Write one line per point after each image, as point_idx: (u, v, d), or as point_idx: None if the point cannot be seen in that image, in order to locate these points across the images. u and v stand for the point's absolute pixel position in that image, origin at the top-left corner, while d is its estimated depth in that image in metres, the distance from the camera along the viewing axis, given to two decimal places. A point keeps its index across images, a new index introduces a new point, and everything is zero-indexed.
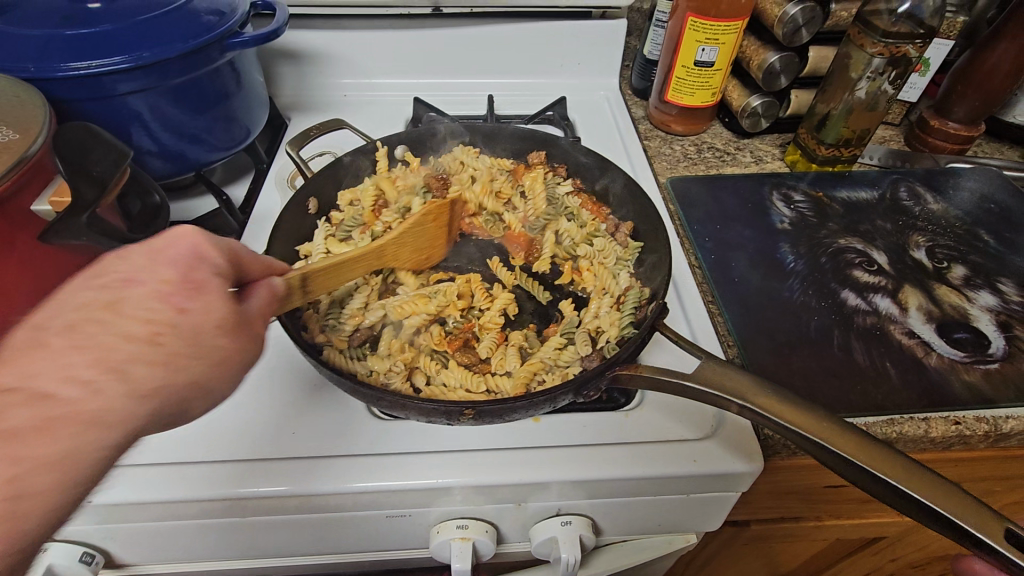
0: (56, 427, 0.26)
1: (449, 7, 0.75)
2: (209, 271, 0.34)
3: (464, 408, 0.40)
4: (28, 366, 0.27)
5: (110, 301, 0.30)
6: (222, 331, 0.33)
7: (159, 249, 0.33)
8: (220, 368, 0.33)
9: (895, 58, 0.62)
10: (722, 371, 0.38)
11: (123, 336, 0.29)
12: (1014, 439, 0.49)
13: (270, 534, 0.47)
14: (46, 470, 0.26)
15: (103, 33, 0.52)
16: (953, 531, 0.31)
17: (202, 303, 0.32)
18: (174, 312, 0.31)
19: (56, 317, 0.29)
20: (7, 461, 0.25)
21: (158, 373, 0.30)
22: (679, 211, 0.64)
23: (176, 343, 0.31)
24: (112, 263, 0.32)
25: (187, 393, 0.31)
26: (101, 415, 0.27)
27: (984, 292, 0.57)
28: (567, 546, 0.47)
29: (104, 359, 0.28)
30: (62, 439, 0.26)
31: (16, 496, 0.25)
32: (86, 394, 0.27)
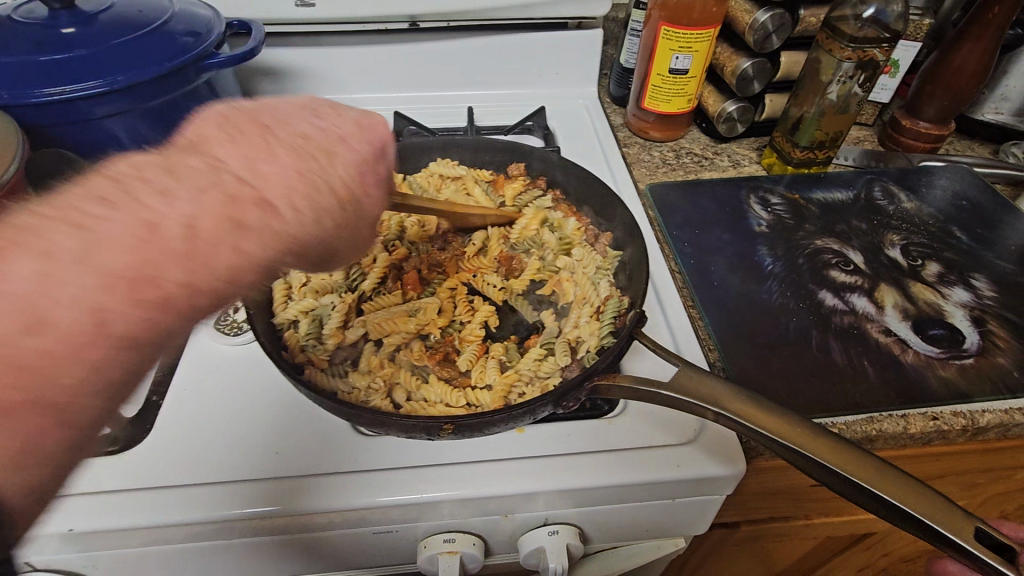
0: (272, 237, 0.29)
1: (426, 21, 0.78)
2: (385, 170, 0.38)
3: (443, 423, 0.40)
4: (252, 166, 0.30)
5: (323, 146, 0.34)
6: (376, 225, 0.37)
7: (365, 126, 0.37)
8: (354, 255, 0.36)
9: (864, 62, 0.64)
10: (698, 380, 0.39)
11: (329, 184, 0.32)
12: (991, 432, 0.50)
13: (256, 554, 0.47)
14: (242, 271, 0.28)
15: (78, 58, 0.52)
16: (920, 530, 0.32)
17: (378, 194, 0.36)
18: (362, 190, 0.35)
19: (281, 138, 0.33)
20: (230, 248, 0.28)
21: (332, 230, 0.33)
22: (658, 217, 0.65)
23: (353, 214, 0.34)
24: (331, 114, 0.37)
25: (322, 262, 0.34)
26: (293, 236, 0.30)
27: (958, 288, 0.58)
28: (554, 555, 0.48)
29: (310, 200, 0.31)
30: (266, 247, 0.29)
31: (227, 281, 0.28)
32: (295, 218, 0.30)
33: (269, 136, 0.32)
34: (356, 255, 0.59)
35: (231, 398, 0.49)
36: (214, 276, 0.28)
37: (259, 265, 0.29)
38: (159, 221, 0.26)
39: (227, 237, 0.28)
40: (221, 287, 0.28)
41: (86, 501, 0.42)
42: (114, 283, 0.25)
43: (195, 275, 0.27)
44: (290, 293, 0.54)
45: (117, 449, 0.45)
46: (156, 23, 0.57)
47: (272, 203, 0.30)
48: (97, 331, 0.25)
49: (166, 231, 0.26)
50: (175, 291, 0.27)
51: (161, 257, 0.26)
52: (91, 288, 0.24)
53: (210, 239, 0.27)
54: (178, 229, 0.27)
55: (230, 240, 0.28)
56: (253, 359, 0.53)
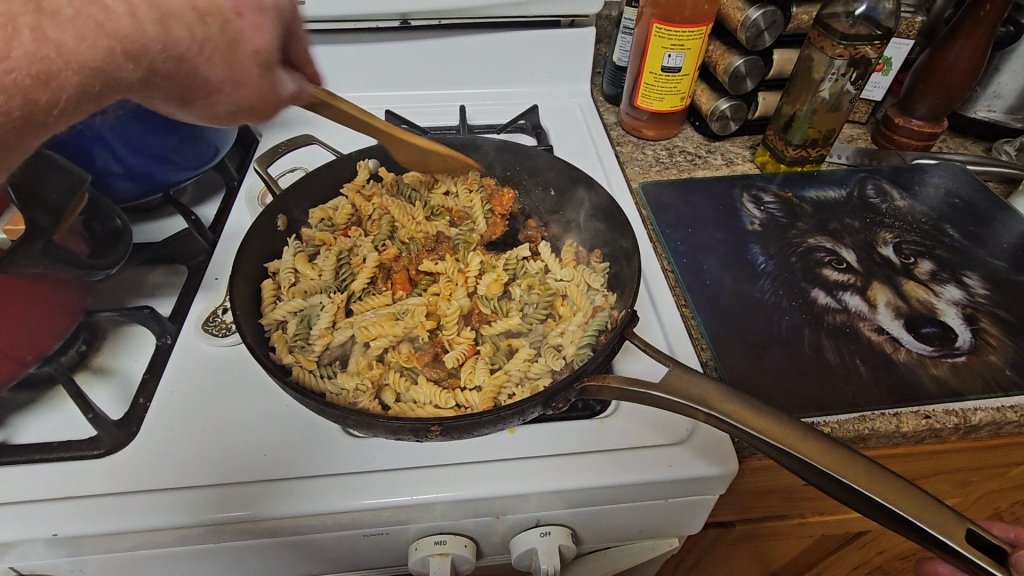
0: (95, 27, 0.27)
1: (417, 20, 0.77)
2: (268, 1, 0.35)
3: (430, 425, 0.40)
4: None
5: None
6: (260, 63, 0.35)
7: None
8: (233, 88, 0.35)
9: (855, 60, 0.63)
10: (690, 381, 0.39)
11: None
12: (984, 430, 0.50)
13: (243, 558, 0.47)
14: (62, 67, 0.27)
15: None
16: (913, 532, 0.32)
17: (256, 25, 0.34)
18: (230, 11, 0.32)
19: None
20: (33, 27, 0.25)
21: (189, 41, 0.31)
22: (651, 216, 0.65)
23: (219, 35, 0.32)
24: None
25: (184, 78, 0.33)
26: (128, 37, 0.28)
27: (950, 286, 0.58)
28: (546, 557, 0.47)
29: (149, 1, 0.28)
30: (92, 46, 0.27)
31: (41, 76, 0.26)
32: (125, 11, 0.28)
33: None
34: (345, 255, 0.58)
35: (219, 400, 0.49)
36: (22, 68, 0.25)
37: (84, 65, 0.27)
38: None
39: (28, 13, 0.25)
40: (35, 88, 0.26)
41: (72, 505, 0.42)
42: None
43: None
44: (279, 293, 0.53)
45: (100, 452, 0.44)
46: None
47: None
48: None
49: None
50: None
51: None
52: None
53: (6, 19, 0.24)
54: None
55: (35, 23, 0.25)
56: (243, 360, 0.52)
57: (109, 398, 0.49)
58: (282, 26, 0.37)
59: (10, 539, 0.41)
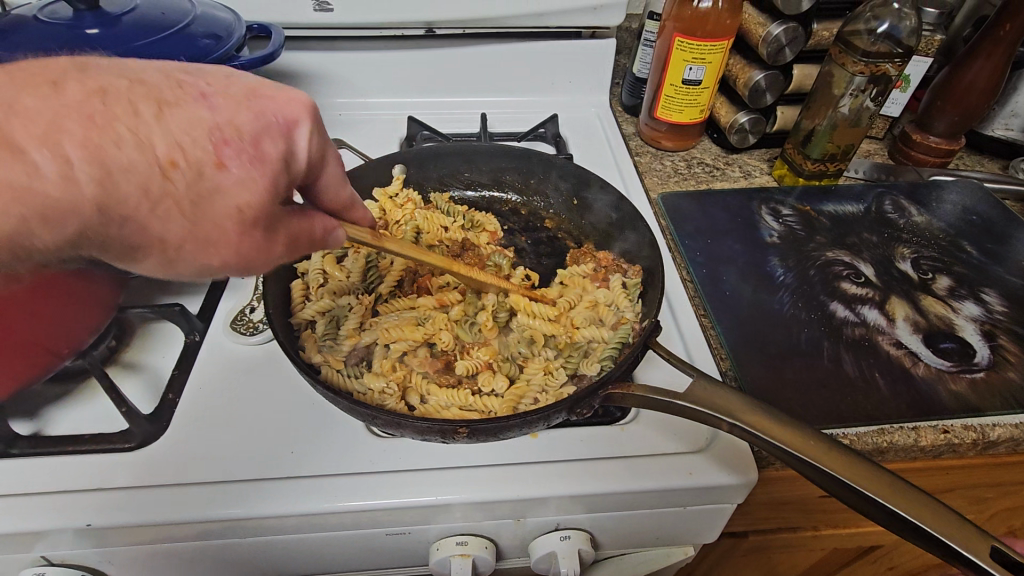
0: (10, 196, 0.24)
1: (442, 28, 0.78)
2: (278, 151, 0.31)
3: (457, 427, 0.40)
4: (11, 103, 0.25)
5: (166, 96, 0.28)
6: (235, 218, 0.30)
7: (257, 93, 0.31)
8: (198, 245, 0.30)
9: (876, 77, 0.64)
10: (714, 391, 0.40)
11: (143, 143, 0.26)
12: (1001, 447, 0.50)
13: (267, 554, 0.47)
14: None
15: (102, 59, 0.53)
16: (936, 547, 0.32)
17: (243, 174, 0.29)
18: (210, 163, 0.28)
19: (92, 76, 0.27)
20: None
21: (139, 201, 0.27)
22: (670, 226, 0.66)
23: (184, 187, 0.28)
24: (212, 76, 0.31)
25: (133, 235, 0.28)
26: (60, 205, 0.25)
27: (969, 303, 0.58)
28: (566, 560, 0.48)
29: (103, 162, 0.26)
30: (0, 212, 0.24)
31: None
32: (59, 179, 0.25)
33: (77, 74, 0.27)
34: (372, 258, 0.59)
35: (247, 398, 0.50)
36: None
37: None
38: None
39: None
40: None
41: (102, 496, 0.43)
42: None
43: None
44: (307, 293, 0.55)
45: (132, 446, 0.45)
46: (178, 26, 0.58)
47: (23, 151, 0.24)
48: None
49: None
50: None
51: None
52: None
53: None
54: None
55: None
56: (270, 359, 0.53)
57: (139, 393, 0.50)
58: (299, 174, 0.33)
59: (43, 527, 0.41)
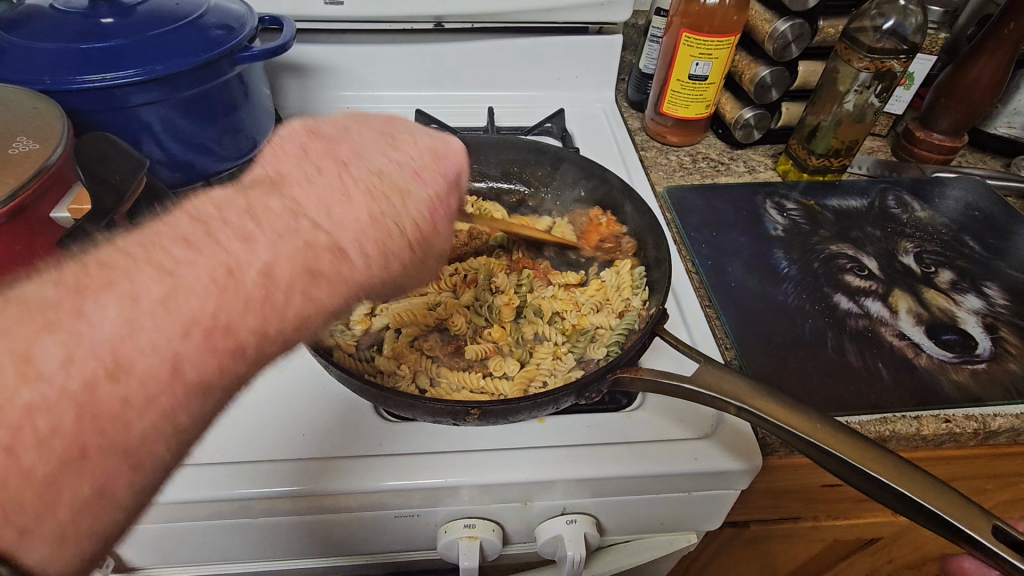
0: (345, 284, 0.29)
1: (451, 22, 0.79)
2: (459, 202, 0.36)
3: (469, 408, 0.41)
4: (328, 210, 0.29)
5: (396, 182, 0.32)
6: (437, 259, 0.37)
7: (439, 155, 0.35)
8: (415, 282, 0.36)
9: (881, 73, 0.65)
10: (719, 375, 0.40)
11: (402, 229, 0.31)
12: (1001, 437, 0.51)
13: (278, 535, 0.48)
14: (314, 318, 0.29)
15: (116, 47, 0.54)
16: (941, 527, 0.33)
17: (447, 229, 0.35)
18: (433, 231, 0.34)
19: (357, 175, 0.31)
20: (303, 294, 0.28)
21: (398, 269, 0.32)
22: (676, 218, 0.66)
23: (421, 252, 0.34)
24: (407, 141, 0.34)
25: (382, 294, 0.34)
26: (360, 282, 0.30)
27: (970, 296, 0.59)
28: (572, 544, 0.48)
29: (381, 245, 0.31)
30: (335, 296, 0.29)
31: (299, 325, 0.28)
32: (365, 263, 0.30)
33: (345, 174, 0.31)
34: None
35: (258, 382, 0.50)
36: (288, 322, 0.28)
37: (327, 312, 0.29)
38: (241, 266, 0.26)
39: (297, 285, 0.28)
40: (305, 327, 0.29)
41: None
42: (183, 334, 0.24)
43: (267, 322, 0.27)
44: None
45: None
46: (192, 16, 0.59)
47: (344, 252, 0.29)
48: (173, 377, 0.24)
49: (248, 280, 0.26)
50: (248, 337, 0.27)
51: (236, 305, 0.26)
52: (169, 335, 0.24)
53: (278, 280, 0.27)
54: (257, 275, 0.26)
55: (303, 289, 0.28)
56: None
57: None
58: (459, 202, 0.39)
59: None
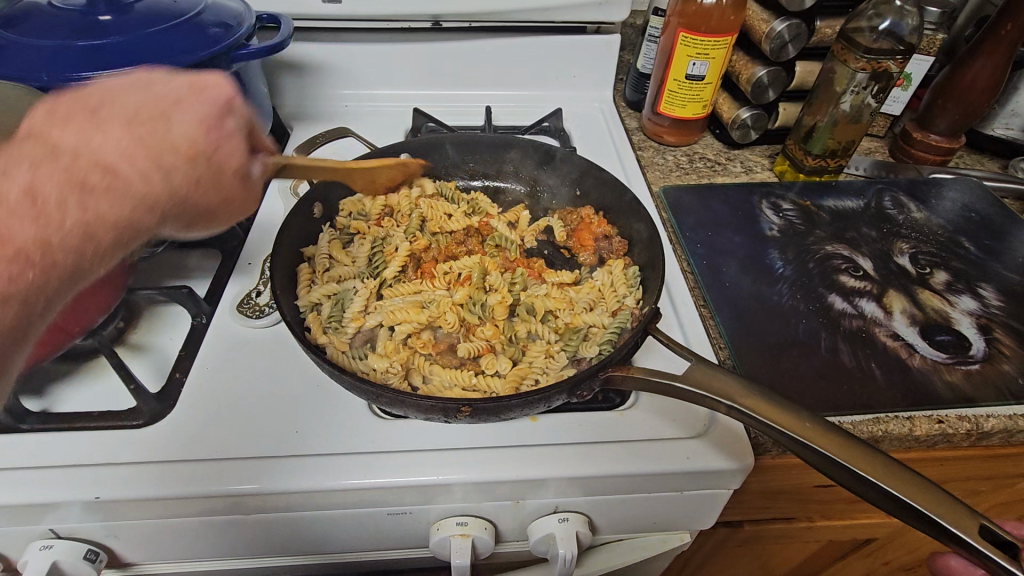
0: (121, 194, 0.35)
1: (449, 21, 0.79)
2: (237, 124, 0.41)
3: (460, 406, 0.41)
4: (86, 140, 0.34)
5: (162, 110, 0.38)
6: (236, 176, 0.41)
7: (199, 86, 0.40)
8: (220, 203, 0.41)
9: (878, 73, 0.65)
10: (710, 375, 0.40)
11: (172, 146, 0.37)
12: (994, 438, 0.51)
13: (270, 531, 0.48)
14: (99, 226, 0.34)
15: (114, 44, 0.54)
16: (930, 527, 0.33)
17: (229, 147, 0.40)
18: (208, 147, 0.39)
19: (116, 112, 0.36)
20: (79, 205, 0.33)
21: (184, 183, 0.38)
22: (672, 218, 0.66)
23: (205, 167, 0.39)
24: (163, 82, 0.39)
25: (185, 211, 0.39)
26: (143, 196, 0.36)
27: (965, 297, 0.59)
28: (564, 542, 0.49)
29: (152, 160, 0.36)
30: (117, 206, 0.35)
31: (84, 236, 0.34)
32: (138, 177, 0.35)
33: (101, 113, 0.36)
34: (378, 245, 0.60)
35: (252, 379, 0.50)
36: (70, 233, 0.33)
37: (118, 222, 0.35)
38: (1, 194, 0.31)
39: (74, 196, 0.33)
40: (106, 239, 0.35)
41: (109, 471, 0.43)
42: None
43: (48, 233, 0.32)
44: (314, 278, 0.56)
45: (139, 423, 0.46)
46: (189, 14, 0.59)
47: (117, 169, 0.35)
48: None
49: (11, 199, 0.31)
50: (34, 245, 0.32)
51: (10, 221, 0.31)
52: None
53: (58, 200, 0.33)
54: (21, 195, 0.32)
55: (77, 201, 0.33)
56: (275, 342, 0.54)
57: (147, 372, 0.51)
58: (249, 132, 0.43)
59: (51, 499, 0.42)
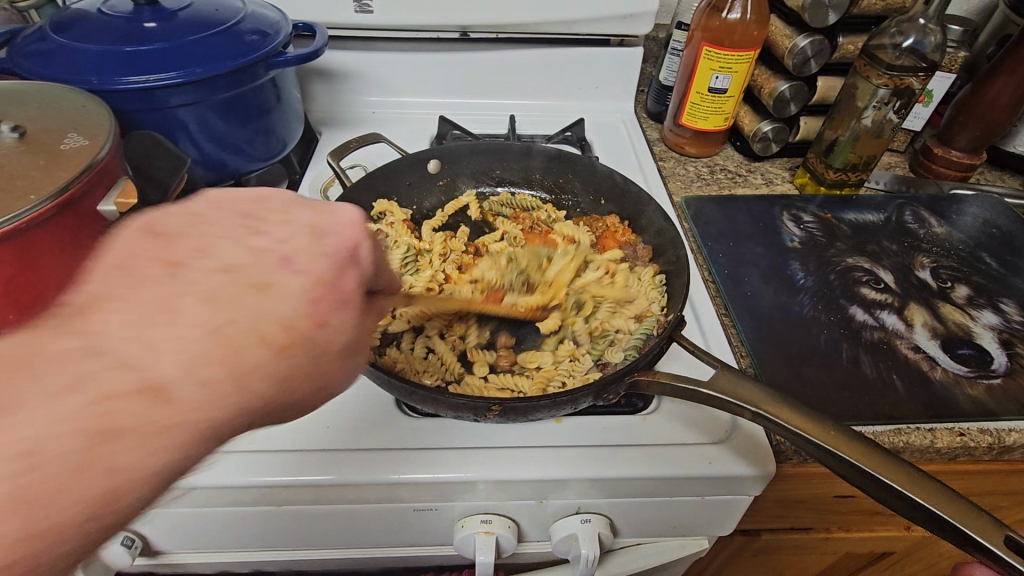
0: (167, 432, 0.24)
1: (476, 32, 0.81)
2: (354, 280, 0.32)
3: (490, 405, 0.42)
4: (140, 337, 0.24)
5: (252, 275, 0.28)
6: (341, 356, 0.31)
7: (320, 230, 0.32)
8: (309, 397, 0.31)
9: (900, 90, 0.66)
10: (735, 381, 0.41)
11: (258, 334, 0.27)
12: (1016, 453, 0.51)
13: (299, 524, 0.49)
14: (123, 490, 0.24)
15: (159, 50, 0.56)
16: (953, 535, 0.33)
17: (339, 319, 0.31)
18: (310, 324, 0.29)
19: (190, 280, 0.27)
20: (101, 470, 0.23)
21: (268, 388, 0.28)
22: (693, 228, 0.68)
23: (301, 358, 0.29)
24: (272, 224, 0.31)
25: (262, 421, 0.29)
26: (211, 420, 0.26)
27: (986, 312, 0.59)
28: (586, 543, 0.49)
29: (232, 365, 0.26)
30: (151, 453, 0.24)
31: (103, 497, 0.24)
32: (203, 394, 0.25)
33: (171, 280, 0.27)
34: (410, 255, 0.62)
35: None
36: (79, 502, 0.23)
37: (151, 476, 0.25)
38: (26, 446, 0.22)
39: (84, 447, 0.23)
40: (93, 504, 0.24)
41: None
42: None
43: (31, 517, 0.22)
44: None
45: None
46: (229, 22, 0.61)
47: (167, 388, 0.24)
48: None
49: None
50: (17, 539, 0.22)
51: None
52: None
53: (60, 458, 0.22)
54: (12, 463, 0.21)
55: (102, 450, 0.23)
56: None
57: None
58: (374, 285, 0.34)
59: None
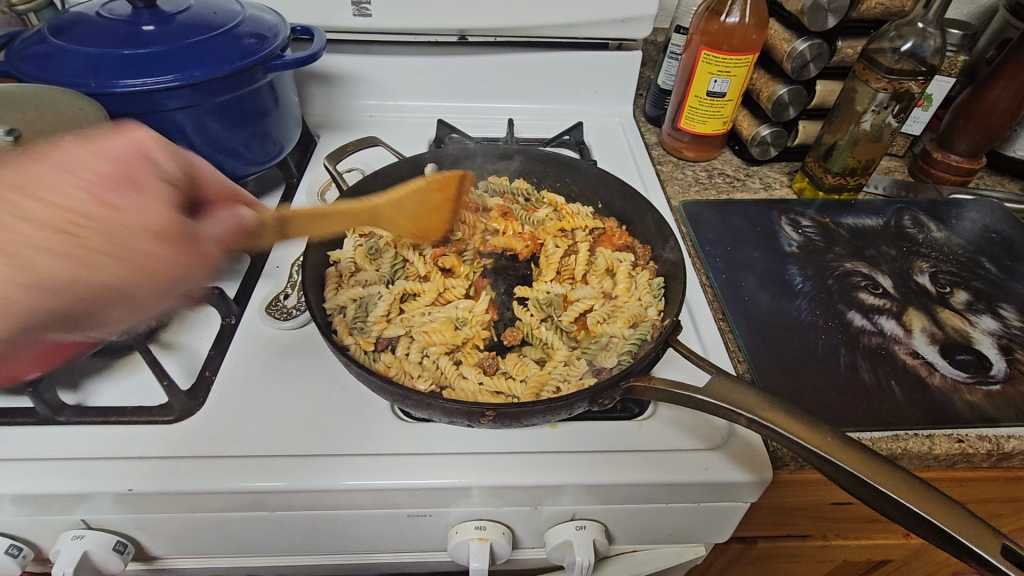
0: None
1: (474, 35, 0.81)
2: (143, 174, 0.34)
3: (485, 410, 0.42)
4: None
5: (33, 181, 0.30)
6: (153, 235, 0.33)
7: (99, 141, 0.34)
8: (136, 277, 0.33)
9: (899, 94, 0.65)
10: (731, 387, 0.41)
11: (49, 221, 0.30)
12: (1016, 459, 0.51)
13: (291, 530, 0.49)
14: None
15: (156, 53, 0.56)
16: (951, 545, 0.33)
17: (133, 202, 0.33)
18: (101, 208, 0.31)
19: None
20: None
21: (70, 266, 0.30)
22: (692, 233, 0.67)
23: (106, 243, 0.31)
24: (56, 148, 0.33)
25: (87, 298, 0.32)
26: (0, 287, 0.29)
27: (985, 317, 0.59)
28: (581, 550, 0.49)
29: (18, 241, 0.29)
30: None
31: None
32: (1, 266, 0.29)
33: None
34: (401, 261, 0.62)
35: (278, 380, 0.52)
36: None
37: None
38: None
39: None
40: None
41: (138, 464, 0.45)
42: None
43: None
44: (340, 282, 0.58)
45: (170, 419, 0.47)
46: (227, 25, 0.61)
47: None
48: None
49: None
50: None
51: None
52: None
53: None
54: None
55: None
56: (303, 344, 0.55)
57: (178, 368, 0.53)
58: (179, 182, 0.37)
59: (83, 490, 0.43)
